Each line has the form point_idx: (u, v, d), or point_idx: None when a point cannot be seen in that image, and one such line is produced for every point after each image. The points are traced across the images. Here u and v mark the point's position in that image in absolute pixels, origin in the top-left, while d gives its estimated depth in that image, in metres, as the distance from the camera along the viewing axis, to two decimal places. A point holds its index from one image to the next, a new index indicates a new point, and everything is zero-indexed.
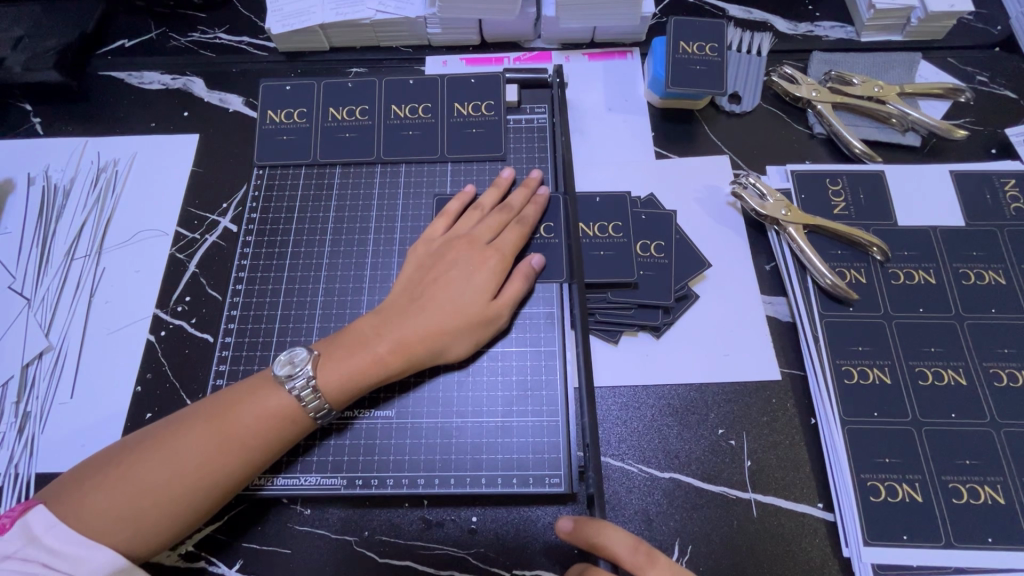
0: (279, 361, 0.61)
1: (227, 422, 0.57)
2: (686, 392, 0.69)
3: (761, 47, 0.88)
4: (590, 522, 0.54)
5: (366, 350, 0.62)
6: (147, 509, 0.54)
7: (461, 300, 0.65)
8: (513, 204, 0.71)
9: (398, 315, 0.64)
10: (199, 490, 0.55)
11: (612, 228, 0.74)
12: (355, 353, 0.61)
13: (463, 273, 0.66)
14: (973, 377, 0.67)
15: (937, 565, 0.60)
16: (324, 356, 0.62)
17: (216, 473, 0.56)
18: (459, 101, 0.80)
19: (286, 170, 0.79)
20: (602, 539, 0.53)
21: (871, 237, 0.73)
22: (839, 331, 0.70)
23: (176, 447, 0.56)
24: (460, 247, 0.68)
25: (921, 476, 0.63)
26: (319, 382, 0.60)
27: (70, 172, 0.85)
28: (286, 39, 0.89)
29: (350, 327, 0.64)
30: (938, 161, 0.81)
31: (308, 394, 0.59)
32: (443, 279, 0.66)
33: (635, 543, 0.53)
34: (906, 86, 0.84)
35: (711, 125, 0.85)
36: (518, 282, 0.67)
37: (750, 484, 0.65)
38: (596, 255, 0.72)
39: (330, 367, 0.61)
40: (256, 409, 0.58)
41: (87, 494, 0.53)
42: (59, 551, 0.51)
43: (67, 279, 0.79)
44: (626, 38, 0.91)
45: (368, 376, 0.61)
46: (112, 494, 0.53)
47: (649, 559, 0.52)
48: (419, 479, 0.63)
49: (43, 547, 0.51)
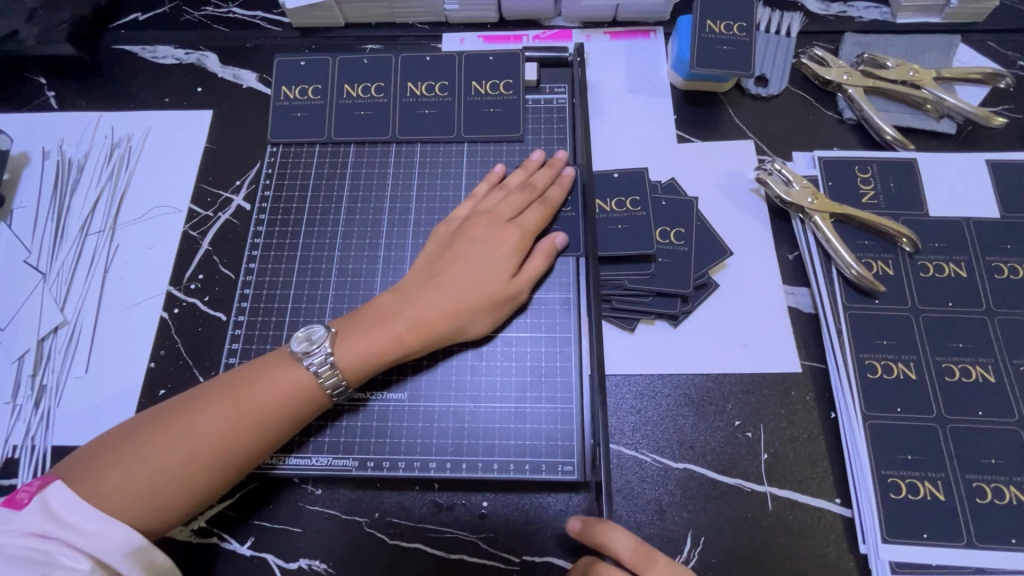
0: (296, 340, 0.60)
1: (244, 399, 0.57)
2: (702, 381, 0.68)
3: (790, 27, 0.84)
4: (593, 522, 0.56)
5: (384, 327, 0.61)
6: (169, 484, 0.54)
7: (481, 277, 0.63)
8: (537, 185, 0.70)
9: (416, 293, 0.63)
10: (219, 465, 0.56)
11: (630, 203, 0.72)
12: (374, 330, 0.61)
13: (482, 251, 0.65)
14: (1002, 374, 0.65)
15: (956, 565, 0.58)
16: (341, 334, 0.61)
17: (236, 449, 0.56)
18: (476, 79, 0.78)
19: (300, 148, 0.77)
20: (607, 542, 0.54)
21: (900, 228, 0.70)
22: (864, 324, 0.67)
23: (193, 423, 0.56)
24: (482, 224, 0.67)
25: (944, 474, 0.61)
26: (337, 359, 0.59)
27: (84, 147, 0.85)
28: (301, 14, 0.87)
29: (368, 305, 0.63)
30: (974, 150, 0.78)
31: (326, 370, 0.59)
32: (461, 257, 0.64)
33: (637, 543, 0.55)
34: (943, 70, 0.80)
35: (736, 108, 0.82)
36: (539, 261, 0.66)
37: (767, 477, 0.64)
38: (624, 229, 0.71)
39: (348, 343, 0.60)
40: (274, 386, 0.58)
41: (106, 470, 0.53)
42: (80, 528, 0.50)
43: (81, 254, 0.79)
44: (649, 17, 0.88)
45: (387, 355, 0.61)
46: (130, 470, 0.53)
47: (651, 558, 0.55)
48: (431, 462, 0.62)
49: (63, 524, 0.50)
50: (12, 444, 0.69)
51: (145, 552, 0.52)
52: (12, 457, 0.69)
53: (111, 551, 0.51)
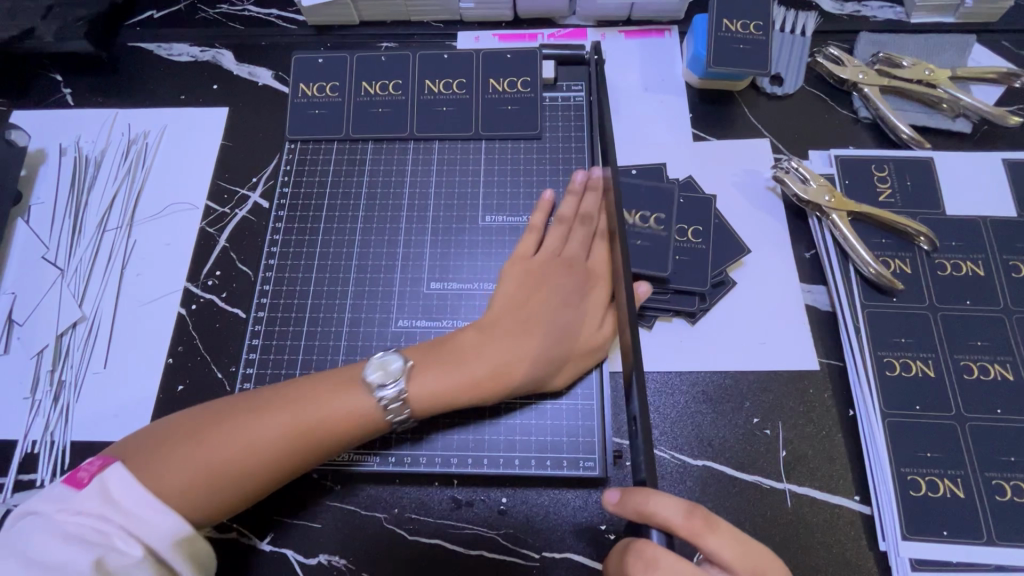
0: (371, 368, 0.59)
1: (307, 412, 0.57)
2: (720, 379, 0.68)
3: (805, 26, 0.84)
4: (636, 490, 0.50)
5: (461, 368, 0.60)
6: (221, 482, 0.54)
7: (565, 323, 0.63)
8: (588, 211, 0.70)
9: (501, 337, 0.62)
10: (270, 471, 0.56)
11: (655, 219, 0.72)
12: (455, 369, 0.60)
13: (563, 296, 0.65)
14: (1020, 372, 0.65)
15: (977, 562, 0.59)
16: (417, 368, 0.60)
17: (292, 458, 0.56)
18: (494, 77, 0.78)
19: (317, 145, 0.78)
20: (652, 508, 0.49)
21: (918, 226, 0.70)
22: (882, 323, 0.68)
23: (253, 428, 0.56)
24: (564, 267, 0.66)
25: (963, 472, 0.61)
26: (410, 394, 0.59)
27: (101, 144, 0.85)
28: (317, 11, 0.88)
29: (448, 342, 0.62)
30: (989, 149, 0.78)
31: (396, 405, 0.59)
32: (542, 296, 0.64)
33: (687, 508, 0.50)
34: (959, 69, 0.81)
35: (751, 107, 0.82)
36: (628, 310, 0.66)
37: (786, 474, 0.64)
38: (645, 246, 0.71)
39: (424, 379, 0.60)
40: (339, 405, 0.58)
41: (167, 456, 0.53)
42: (134, 513, 0.50)
43: (99, 250, 0.79)
44: (663, 16, 0.88)
45: (462, 398, 0.60)
46: (187, 462, 0.53)
47: (706, 524, 0.50)
48: (452, 458, 0.63)
49: (118, 508, 0.50)
50: (31, 439, 0.69)
51: (192, 542, 0.51)
52: (32, 451, 0.69)
53: (161, 539, 0.49)
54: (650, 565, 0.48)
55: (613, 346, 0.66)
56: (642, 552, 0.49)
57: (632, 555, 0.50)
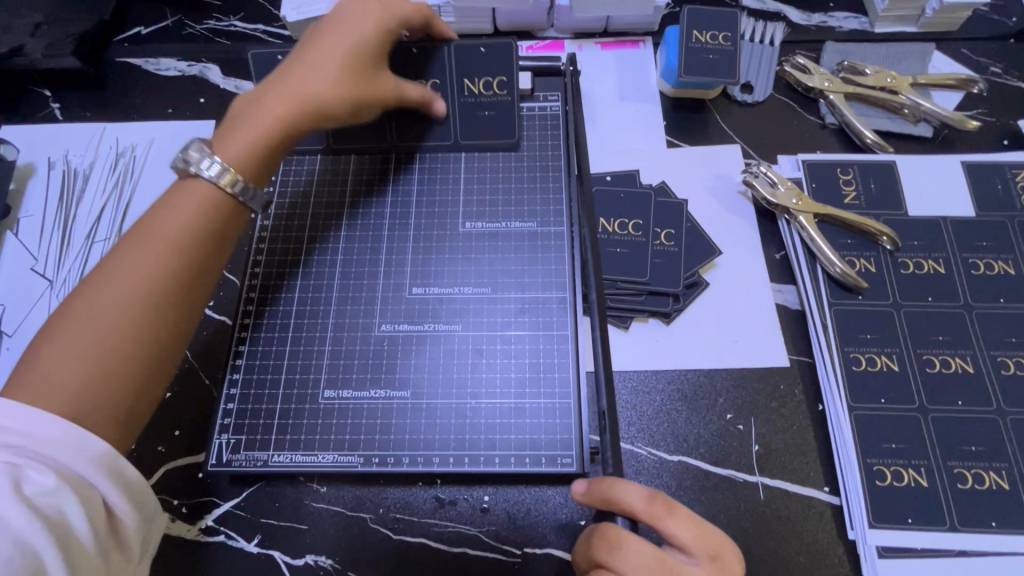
0: (178, 159, 0.60)
1: (153, 236, 0.56)
2: (695, 377, 0.70)
3: (773, 36, 0.87)
4: (602, 479, 0.54)
5: (267, 109, 0.63)
6: (104, 348, 0.50)
7: (343, 44, 0.66)
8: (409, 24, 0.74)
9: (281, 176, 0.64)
10: (149, 305, 0.53)
11: (632, 226, 0.75)
12: (251, 122, 0.62)
13: (338, 31, 0.66)
14: (980, 365, 0.67)
15: (941, 548, 0.61)
16: (219, 142, 0.62)
17: (164, 261, 0.54)
18: (469, 76, 0.75)
19: (301, 156, 0.80)
20: (616, 494, 0.53)
21: (881, 227, 0.74)
22: (848, 320, 0.70)
23: (95, 302, 0.52)
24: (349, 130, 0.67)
25: (927, 461, 0.64)
26: (225, 157, 0.60)
27: (89, 157, 0.87)
28: (302, 27, 0.90)
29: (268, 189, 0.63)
30: (950, 152, 0.82)
31: (216, 167, 0.59)
32: (325, 36, 0.66)
33: (650, 494, 0.53)
34: (919, 77, 0.84)
35: (722, 114, 0.85)
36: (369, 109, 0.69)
37: (758, 468, 0.66)
38: (623, 252, 0.73)
39: (234, 141, 0.61)
40: (178, 208, 0.58)
41: (32, 369, 0.49)
42: (33, 433, 0.45)
43: (88, 261, 0.80)
44: (637, 28, 0.91)
45: (282, 123, 0.63)
46: (53, 355, 0.49)
47: (667, 509, 0.52)
48: (433, 457, 0.64)
49: (3, 432, 0.45)
50: None
51: (115, 460, 0.48)
52: None
53: (69, 453, 0.46)
54: (614, 547, 0.51)
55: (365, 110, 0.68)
56: (605, 534, 0.52)
57: (598, 538, 0.52)
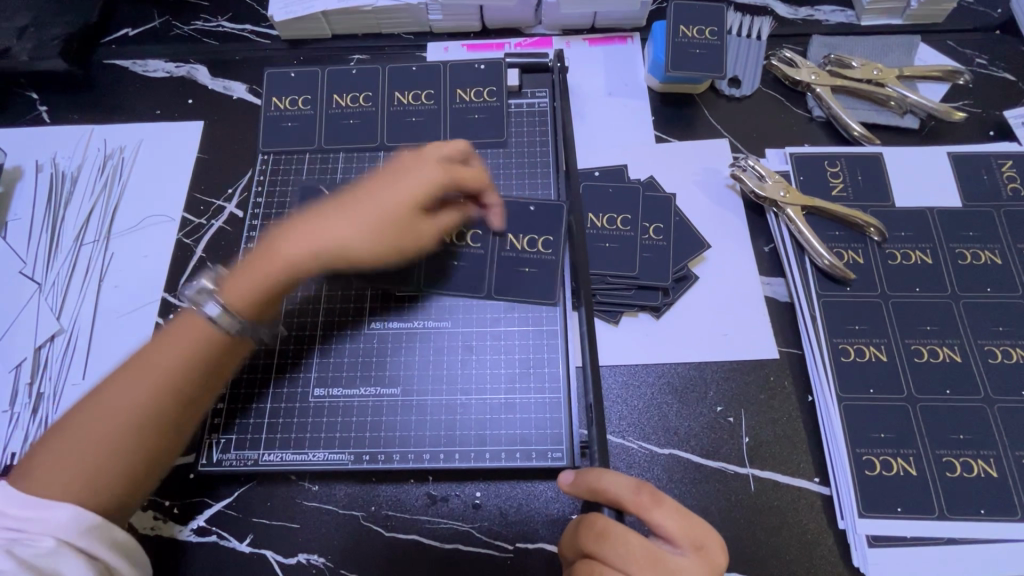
0: (189, 293, 0.60)
1: (158, 354, 0.56)
2: (685, 370, 0.71)
3: (761, 30, 0.88)
4: (589, 469, 0.55)
5: (278, 254, 0.62)
6: (106, 454, 0.53)
7: (378, 208, 0.65)
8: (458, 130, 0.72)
9: (321, 223, 0.64)
10: (152, 425, 0.54)
11: (621, 221, 0.75)
12: (262, 263, 0.62)
13: (370, 188, 0.66)
14: (967, 354, 0.68)
15: (930, 536, 0.61)
16: (229, 277, 0.61)
17: (172, 383, 0.56)
18: (461, 86, 0.81)
19: (290, 156, 0.80)
20: (602, 485, 0.53)
21: (868, 218, 0.74)
22: (837, 312, 0.71)
23: (108, 405, 0.54)
24: (409, 168, 0.67)
25: (915, 451, 0.64)
26: (226, 299, 0.59)
27: (77, 160, 0.87)
28: (289, 26, 0.90)
29: (269, 250, 0.62)
30: (936, 144, 0.82)
31: (223, 318, 0.58)
32: (359, 195, 0.66)
33: (636, 485, 0.53)
34: (906, 69, 0.85)
35: (710, 108, 0.86)
36: (432, 171, 0.66)
37: (749, 460, 0.66)
38: (612, 247, 0.74)
39: (241, 277, 0.61)
40: (184, 329, 0.58)
41: (37, 466, 0.52)
42: (24, 516, 0.49)
43: (77, 264, 0.80)
44: (625, 24, 0.92)
45: (271, 275, 0.61)
46: (60, 457, 0.52)
47: (653, 500, 0.52)
48: (424, 454, 0.64)
49: (12, 516, 0.49)
50: (11, 451, 0.70)
51: (100, 529, 0.50)
52: (10, 463, 0.69)
53: (66, 529, 0.49)
54: (603, 537, 0.51)
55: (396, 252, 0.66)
56: (593, 525, 0.52)
57: (587, 528, 0.53)
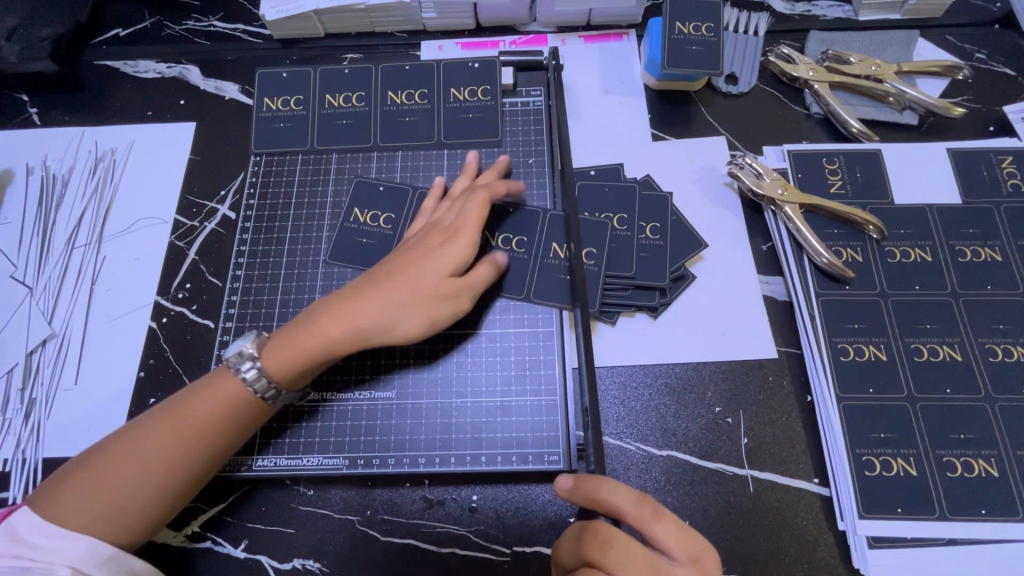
0: (230, 352, 0.61)
1: (188, 412, 0.58)
2: (683, 370, 0.70)
3: (757, 26, 0.87)
4: (590, 477, 0.54)
5: (316, 327, 0.61)
6: (127, 500, 0.54)
7: (415, 277, 0.62)
8: (494, 188, 0.69)
9: (353, 292, 0.62)
10: (176, 479, 0.56)
11: (618, 221, 0.74)
12: (302, 334, 0.61)
13: (423, 251, 0.64)
14: (968, 352, 0.67)
15: (931, 537, 0.61)
16: (274, 341, 0.61)
17: (202, 432, 0.57)
18: (455, 86, 0.80)
19: (283, 157, 0.79)
20: (604, 494, 0.53)
21: (867, 216, 0.73)
22: (836, 310, 0.70)
23: (138, 448, 0.55)
24: (427, 231, 0.66)
25: (916, 450, 0.63)
26: (265, 364, 0.60)
27: (68, 162, 0.86)
28: (281, 25, 0.89)
29: (302, 314, 0.64)
30: (936, 140, 0.81)
31: (257, 379, 0.60)
32: (399, 260, 0.64)
33: (638, 497, 0.53)
34: (904, 64, 0.84)
35: (707, 105, 0.85)
36: (481, 270, 0.65)
37: (747, 461, 0.66)
38: (611, 248, 0.73)
39: (277, 348, 0.60)
40: (216, 393, 0.59)
41: (59, 499, 0.53)
42: (45, 548, 0.51)
43: (68, 267, 0.79)
44: (621, 20, 0.91)
45: (319, 349, 0.60)
46: (82, 495, 0.53)
47: (654, 513, 0.52)
48: (419, 458, 0.64)
49: (29, 544, 0.51)
50: (3, 458, 0.69)
51: (120, 561, 0.53)
52: (3, 470, 0.69)
53: (83, 561, 0.52)
54: (605, 546, 0.51)
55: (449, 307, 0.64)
56: (597, 532, 0.51)
57: (588, 535, 0.52)
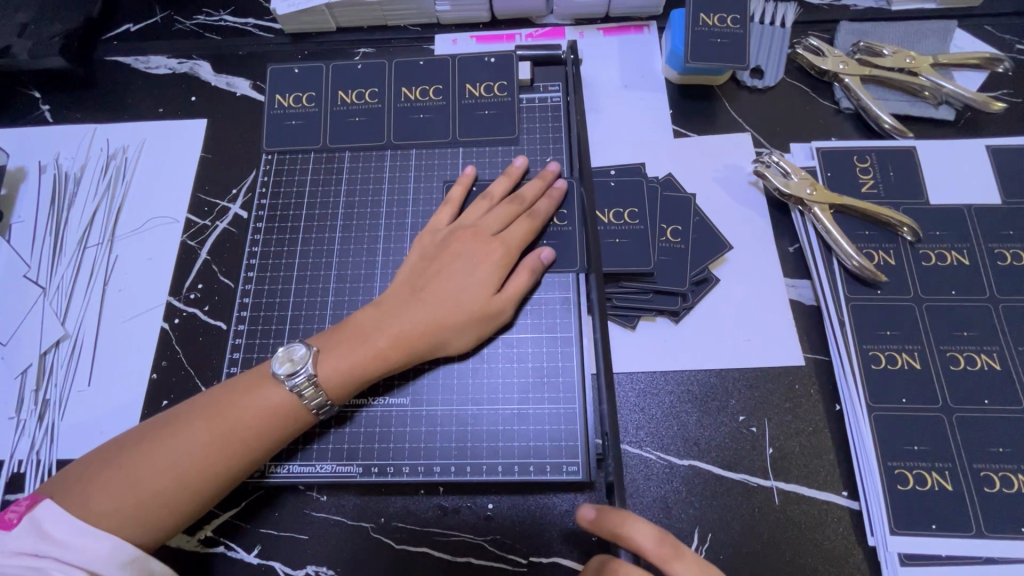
0: (280, 352, 0.60)
1: (228, 417, 0.56)
2: (705, 378, 0.68)
3: (784, 17, 0.83)
4: (613, 512, 0.52)
5: (369, 340, 0.60)
6: (157, 502, 0.53)
7: (464, 294, 0.63)
8: (526, 197, 0.69)
9: (400, 306, 0.63)
10: (208, 483, 0.55)
11: (628, 215, 0.71)
12: (356, 345, 0.60)
13: (467, 265, 0.64)
14: (1008, 361, 0.64)
15: (966, 555, 0.58)
16: (323, 351, 0.60)
17: (237, 441, 0.56)
18: (470, 82, 0.78)
19: (294, 156, 0.77)
20: (628, 531, 0.51)
21: (901, 217, 0.70)
22: (867, 315, 0.67)
23: (175, 449, 0.55)
24: (468, 240, 0.66)
25: (951, 464, 0.61)
26: (321, 377, 0.59)
27: (80, 160, 0.85)
28: (292, 20, 0.87)
29: (347, 322, 0.63)
30: (973, 136, 0.77)
31: (309, 390, 0.58)
32: (446, 273, 0.64)
33: (659, 535, 0.51)
34: (941, 56, 0.80)
35: (732, 101, 0.82)
36: (523, 276, 0.65)
37: (772, 472, 0.63)
38: (622, 243, 0.69)
39: (332, 360, 0.59)
40: (257, 399, 0.58)
41: (89, 493, 0.53)
42: (67, 543, 0.50)
43: (81, 266, 0.79)
44: (641, 12, 0.87)
45: (372, 364, 0.60)
46: (113, 493, 0.53)
47: (675, 552, 0.51)
48: (435, 467, 0.62)
49: (54, 541, 0.50)
50: (17, 459, 0.69)
51: (142, 562, 0.52)
52: (18, 471, 0.69)
53: (105, 563, 0.50)
54: None
55: (498, 320, 0.64)
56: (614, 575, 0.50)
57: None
